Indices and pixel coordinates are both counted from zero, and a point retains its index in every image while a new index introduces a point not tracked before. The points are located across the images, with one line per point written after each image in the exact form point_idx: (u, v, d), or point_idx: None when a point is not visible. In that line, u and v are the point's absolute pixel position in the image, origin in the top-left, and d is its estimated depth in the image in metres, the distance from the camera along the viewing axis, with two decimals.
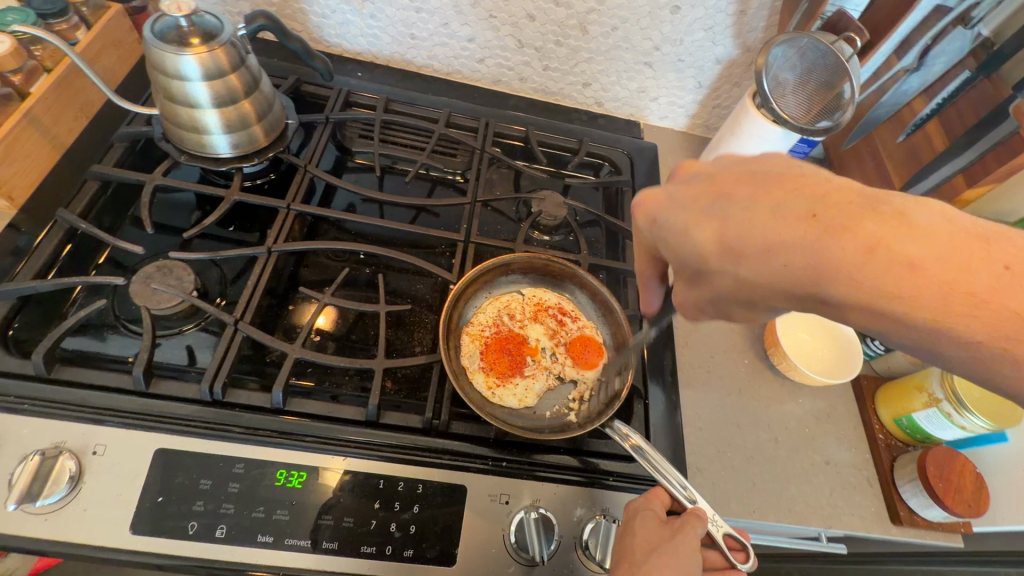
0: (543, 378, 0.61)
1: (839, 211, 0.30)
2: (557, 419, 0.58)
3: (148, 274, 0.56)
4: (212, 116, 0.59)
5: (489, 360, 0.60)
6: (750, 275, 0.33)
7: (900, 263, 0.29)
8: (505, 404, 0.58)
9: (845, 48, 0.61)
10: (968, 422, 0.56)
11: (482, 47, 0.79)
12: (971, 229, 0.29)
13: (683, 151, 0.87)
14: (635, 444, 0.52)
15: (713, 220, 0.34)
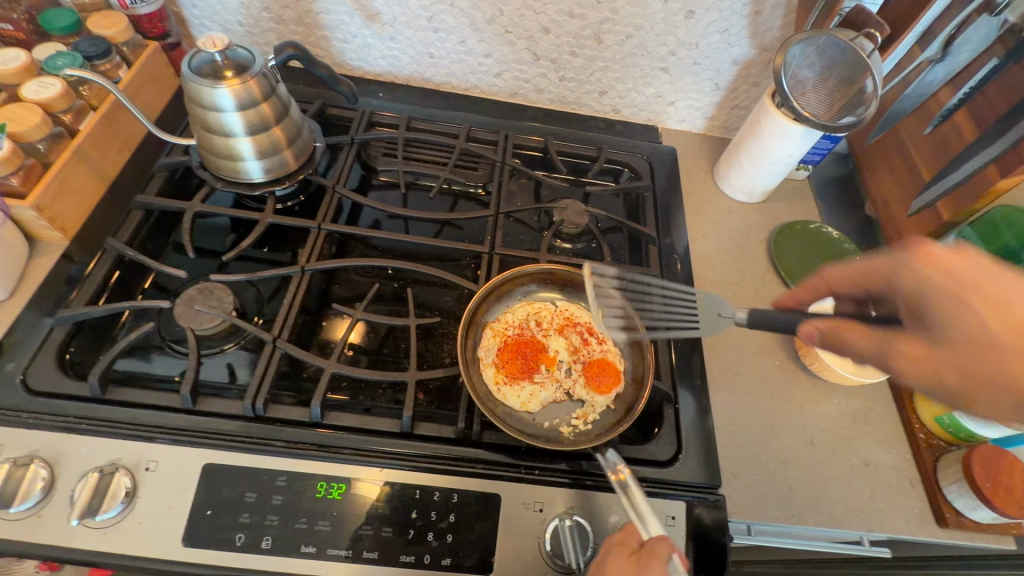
0: (550, 390, 0.59)
1: None
2: (553, 432, 0.57)
3: (191, 296, 0.58)
4: (246, 144, 0.62)
5: (504, 357, 0.60)
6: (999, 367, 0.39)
7: None
8: (507, 403, 0.58)
9: (865, 44, 0.60)
10: None
11: (498, 62, 0.81)
12: None
13: (702, 153, 0.87)
14: (619, 479, 0.50)
15: (998, 306, 0.40)
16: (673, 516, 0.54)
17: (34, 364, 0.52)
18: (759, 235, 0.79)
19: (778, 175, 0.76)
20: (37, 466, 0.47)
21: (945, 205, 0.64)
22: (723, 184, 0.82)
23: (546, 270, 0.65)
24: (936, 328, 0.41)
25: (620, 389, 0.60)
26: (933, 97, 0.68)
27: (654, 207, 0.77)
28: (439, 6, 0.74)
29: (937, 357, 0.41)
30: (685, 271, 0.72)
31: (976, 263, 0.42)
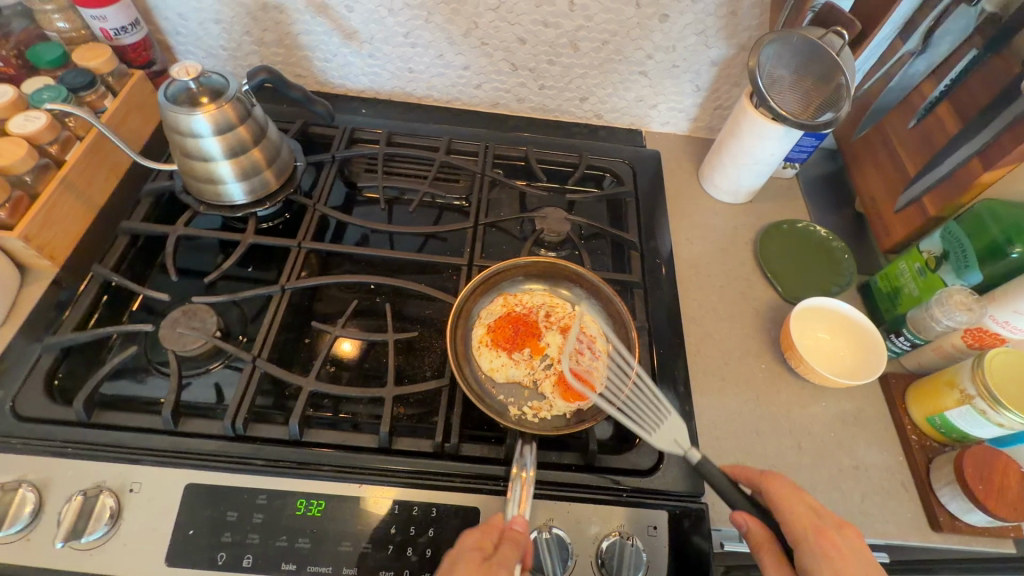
0: (520, 372, 0.61)
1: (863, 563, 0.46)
2: (500, 406, 0.58)
3: (175, 319, 0.60)
4: (225, 167, 0.63)
5: (498, 323, 0.64)
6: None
7: None
8: (479, 361, 0.61)
9: (835, 42, 0.60)
10: (1006, 419, 0.53)
11: (477, 74, 0.81)
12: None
13: (686, 156, 0.86)
14: (522, 477, 0.50)
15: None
16: (654, 526, 0.53)
17: (24, 390, 0.54)
18: (746, 236, 0.78)
19: (760, 174, 0.75)
20: (25, 490, 0.49)
21: (929, 199, 0.63)
22: (708, 184, 0.81)
23: (559, 267, 0.66)
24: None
25: (585, 407, 0.58)
26: (916, 90, 0.67)
27: (636, 212, 0.77)
28: (414, 22, 0.74)
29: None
30: (668, 276, 0.71)
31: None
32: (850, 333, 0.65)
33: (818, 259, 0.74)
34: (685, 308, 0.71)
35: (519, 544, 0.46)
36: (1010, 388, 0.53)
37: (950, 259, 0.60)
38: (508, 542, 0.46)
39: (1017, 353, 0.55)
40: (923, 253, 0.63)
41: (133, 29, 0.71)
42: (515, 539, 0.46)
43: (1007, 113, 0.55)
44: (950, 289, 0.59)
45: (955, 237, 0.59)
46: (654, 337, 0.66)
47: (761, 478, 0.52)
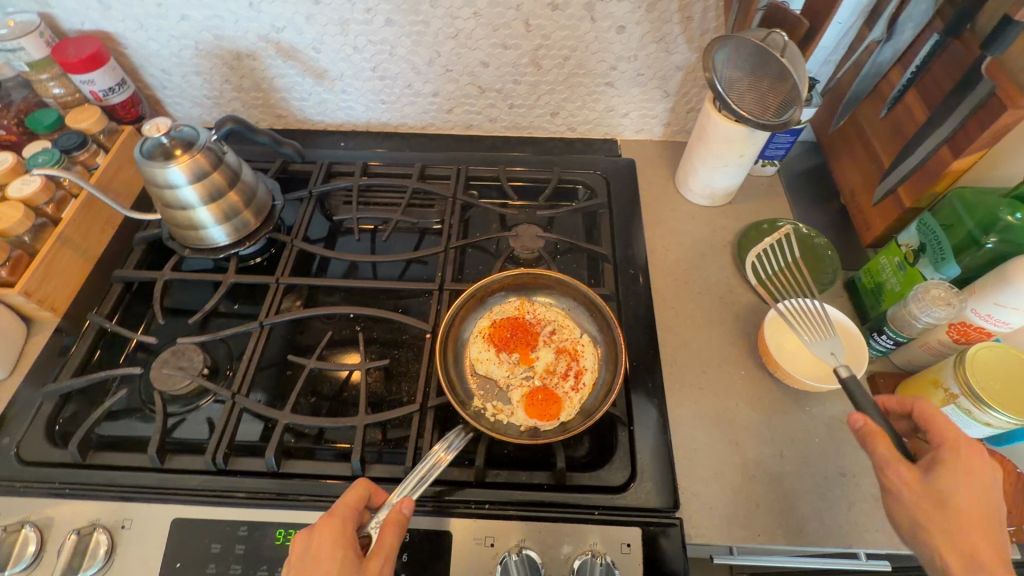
0: (499, 372, 0.61)
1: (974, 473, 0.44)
2: (466, 393, 0.60)
3: (164, 359, 0.63)
4: (203, 213, 0.66)
5: (502, 322, 0.65)
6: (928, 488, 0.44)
7: (939, 496, 0.43)
8: (469, 349, 0.64)
9: (780, 39, 0.56)
10: (993, 418, 0.50)
11: (447, 99, 0.83)
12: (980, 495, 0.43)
13: (663, 161, 0.86)
14: (439, 459, 0.52)
15: (975, 516, 0.42)
16: (628, 543, 0.53)
17: (28, 436, 0.58)
18: (726, 238, 0.77)
19: (734, 174, 0.74)
20: (28, 529, 0.52)
21: (904, 191, 0.61)
22: (684, 189, 0.80)
23: (575, 287, 0.65)
24: (937, 479, 0.44)
25: (543, 426, 0.57)
26: (884, 79, 0.65)
27: (610, 223, 0.76)
28: (379, 56, 0.77)
29: (924, 505, 0.44)
30: (644, 285, 0.71)
31: (994, 518, 0.43)
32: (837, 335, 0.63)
33: (802, 257, 0.72)
34: (663, 317, 0.70)
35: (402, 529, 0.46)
36: (996, 386, 0.50)
37: (926, 252, 0.57)
38: (390, 526, 0.46)
39: (1003, 346, 0.53)
40: (902, 246, 0.61)
41: (120, 89, 0.76)
42: (397, 524, 0.46)
43: (969, 99, 0.53)
44: (927, 284, 0.56)
45: (930, 228, 0.57)
46: (628, 349, 0.65)
47: (912, 401, 0.51)
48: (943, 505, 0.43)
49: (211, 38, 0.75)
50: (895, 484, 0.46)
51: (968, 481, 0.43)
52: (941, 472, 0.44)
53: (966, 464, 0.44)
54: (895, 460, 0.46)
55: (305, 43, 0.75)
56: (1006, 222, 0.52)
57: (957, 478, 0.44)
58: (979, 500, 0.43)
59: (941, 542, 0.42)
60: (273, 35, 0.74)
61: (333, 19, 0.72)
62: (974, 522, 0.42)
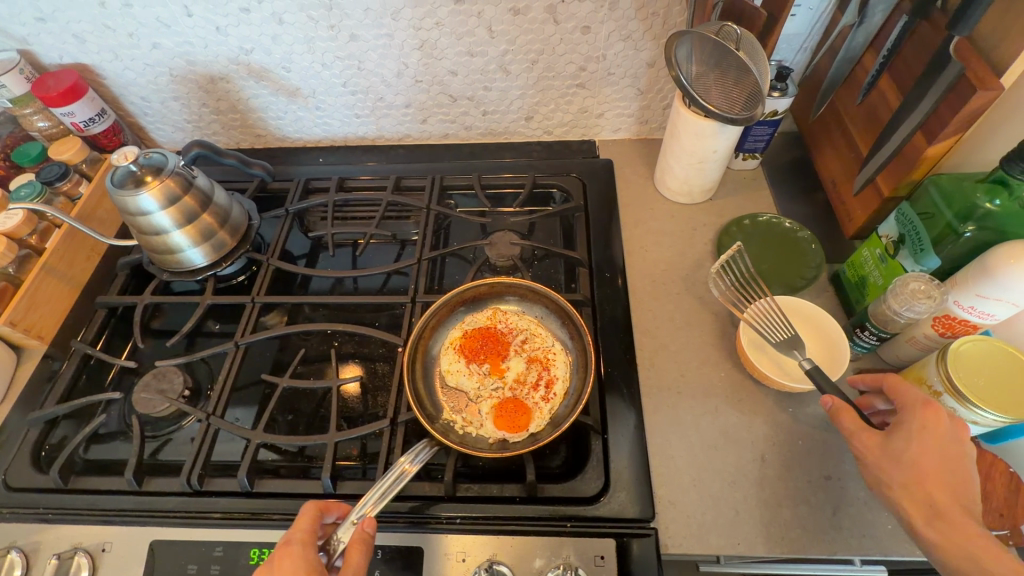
0: (469, 383, 0.61)
1: (943, 438, 0.45)
2: (436, 408, 0.60)
3: (145, 382, 0.64)
4: (179, 236, 0.67)
5: (473, 332, 0.65)
6: (895, 454, 0.46)
7: (901, 460, 0.45)
8: (440, 361, 0.63)
9: (734, 30, 0.56)
10: (980, 417, 0.48)
11: (419, 110, 0.83)
12: (943, 457, 0.45)
13: (641, 159, 0.84)
14: (405, 471, 0.52)
15: (934, 471, 0.44)
16: (602, 555, 0.51)
17: (15, 463, 0.60)
18: (707, 235, 0.75)
19: (712, 170, 0.72)
20: (13, 554, 0.54)
21: (884, 179, 0.59)
22: (662, 187, 0.79)
23: (548, 295, 0.64)
24: (897, 441, 0.46)
25: (511, 438, 0.57)
26: (858, 64, 0.62)
27: (586, 226, 0.75)
28: (348, 71, 0.77)
29: (885, 467, 0.46)
30: (621, 288, 0.69)
31: (956, 472, 0.44)
32: (816, 333, 0.61)
33: (785, 251, 0.70)
34: (641, 320, 0.68)
35: (369, 549, 0.46)
36: (981, 382, 0.48)
37: (905, 244, 0.55)
38: (356, 548, 0.46)
39: (989, 339, 0.50)
40: (882, 238, 0.59)
41: (100, 118, 0.78)
42: (362, 544, 0.46)
43: (939, 82, 0.50)
44: (906, 277, 0.54)
45: (909, 219, 0.55)
46: (603, 354, 0.64)
47: (880, 376, 0.52)
48: (903, 463, 0.45)
49: (184, 64, 0.76)
50: (859, 450, 0.48)
51: (925, 440, 0.45)
52: (905, 435, 0.46)
53: (924, 424, 0.46)
54: (859, 431, 0.48)
55: (274, 63, 0.76)
56: (984, 210, 0.49)
57: (914, 438, 0.46)
58: (938, 457, 0.44)
59: (903, 499, 0.45)
60: (243, 58, 0.75)
61: (299, 37, 0.72)
62: (936, 475, 0.44)
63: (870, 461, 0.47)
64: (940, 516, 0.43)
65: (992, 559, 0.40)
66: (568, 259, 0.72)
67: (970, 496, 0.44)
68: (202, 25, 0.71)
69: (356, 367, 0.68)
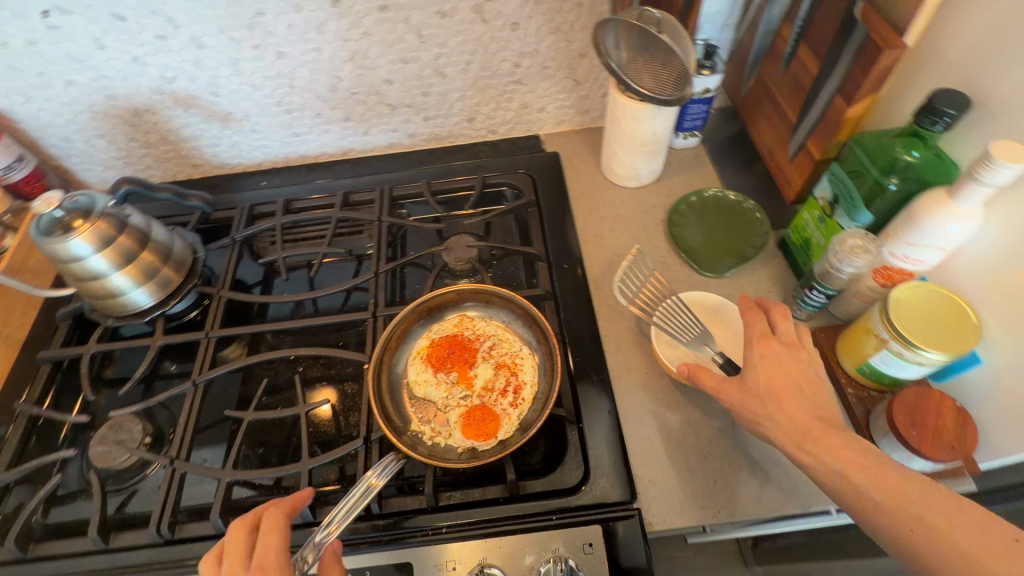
0: (437, 393, 0.61)
1: (782, 368, 0.49)
2: (406, 420, 0.59)
3: (102, 434, 0.61)
4: (120, 278, 0.64)
5: (440, 341, 0.64)
6: (750, 389, 0.49)
7: (755, 395, 0.49)
8: (407, 372, 0.63)
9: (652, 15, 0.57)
10: (923, 358, 0.50)
11: (360, 122, 0.82)
12: (787, 385, 0.48)
13: (587, 149, 0.85)
14: (372, 484, 0.51)
15: (786, 397, 0.47)
16: (590, 542, 0.51)
17: None
18: (658, 216, 0.76)
19: (655, 152, 0.73)
20: None
21: (814, 143, 0.61)
22: (610, 174, 0.80)
23: (511, 299, 0.64)
24: (749, 376, 0.50)
25: (480, 446, 0.57)
26: (778, 36, 0.65)
27: (540, 221, 0.76)
28: (280, 90, 0.75)
29: (750, 404, 0.49)
30: (580, 278, 0.70)
31: (807, 394, 0.48)
32: (726, 325, 0.64)
33: (727, 227, 0.72)
34: (603, 306, 0.69)
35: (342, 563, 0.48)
36: (921, 325, 0.50)
37: (840, 203, 0.58)
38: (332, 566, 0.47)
39: (925, 285, 0.53)
40: (820, 200, 0.61)
41: (20, 165, 0.74)
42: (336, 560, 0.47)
43: (851, 46, 0.53)
44: (844, 234, 0.56)
45: (840, 179, 0.57)
46: (570, 345, 0.64)
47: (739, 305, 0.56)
48: (760, 396, 0.48)
49: (104, 99, 0.73)
50: (726, 398, 0.51)
51: (773, 371, 0.49)
52: (754, 369, 0.50)
53: (762, 352, 0.51)
54: (718, 381, 0.51)
55: (201, 90, 0.74)
56: (904, 162, 0.51)
57: (762, 371, 0.50)
58: (785, 382, 0.48)
59: (775, 437, 0.47)
60: (166, 87, 0.72)
61: (223, 61, 0.70)
62: (789, 396, 0.47)
63: (734, 403, 0.50)
64: (808, 441, 0.45)
65: (857, 468, 0.42)
66: (526, 255, 0.72)
67: (830, 413, 0.47)
68: (117, 57, 0.68)
69: (331, 393, 0.66)
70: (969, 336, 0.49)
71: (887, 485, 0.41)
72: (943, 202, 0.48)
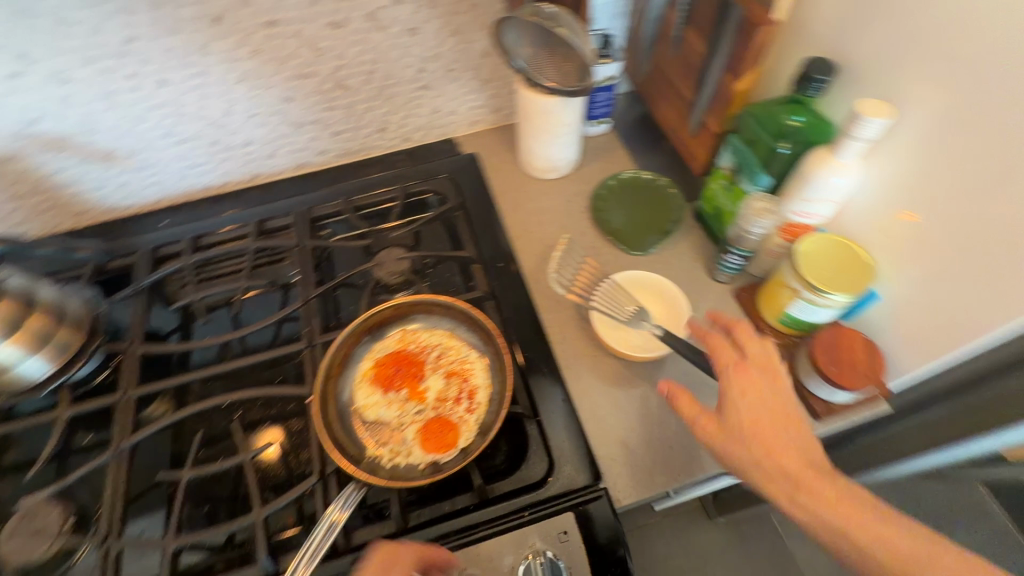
0: (390, 414, 0.59)
1: (767, 409, 0.49)
2: (361, 447, 0.57)
3: (12, 528, 0.55)
4: (5, 350, 0.56)
5: (385, 359, 0.63)
6: (738, 433, 0.48)
7: (744, 440, 0.47)
8: (355, 398, 0.60)
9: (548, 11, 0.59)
10: (830, 301, 0.55)
11: (264, 144, 0.77)
12: (772, 427, 0.48)
13: (504, 147, 0.86)
14: (336, 519, 0.51)
15: (773, 439, 0.47)
16: (564, 531, 0.52)
17: None
18: (582, 203, 0.78)
19: (570, 143, 0.75)
20: None
21: (711, 118, 0.65)
22: (529, 169, 0.81)
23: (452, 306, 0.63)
24: (732, 416, 0.49)
25: (442, 458, 0.56)
26: (665, 20, 0.69)
27: (468, 223, 0.76)
28: (168, 120, 0.69)
29: (735, 448, 0.48)
30: (517, 274, 0.71)
31: (792, 435, 0.47)
32: (660, 297, 0.67)
33: (647, 206, 0.76)
34: (544, 299, 0.70)
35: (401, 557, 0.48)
36: (825, 272, 0.55)
37: (743, 170, 0.63)
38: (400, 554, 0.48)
39: (824, 236, 0.58)
40: (724, 170, 0.67)
41: None
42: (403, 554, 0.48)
43: (730, 24, 0.57)
44: (751, 199, 0.61)
45: (740, 149, 0.62)
46: (517, 341, 0.65)
47: (707, 337, 0.55)
48: (748, 441, 0.47)
49: None
50: (707, 439, 0.49)
51: (756, 409, 0.49)
52: (735, 406, 0.49)
53: (742, 385, 0.50)
54: (700, 418, 0.50)
55: (74, 129, 0.66)
56: (792, 126, 0.56)
57: (746, 410, 0.49)
58: (770, 424, 0.48)
59: (764, 486, 0.46)
60: (29, 130, 0.65)
61: (95, 95, 0.64)
62: (775, 435, 0.47)
63: (717, 445, 0.49)
64: (798, 490, 0.44)
65: (847, 517, 0.42)
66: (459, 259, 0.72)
67: (818, 458, 0.46)
68: None
69: (277, 432, 0.62)
70: (865, 274, 0.55)
71: (870, 528, 0.42)
72: (829, 159, 0.53)
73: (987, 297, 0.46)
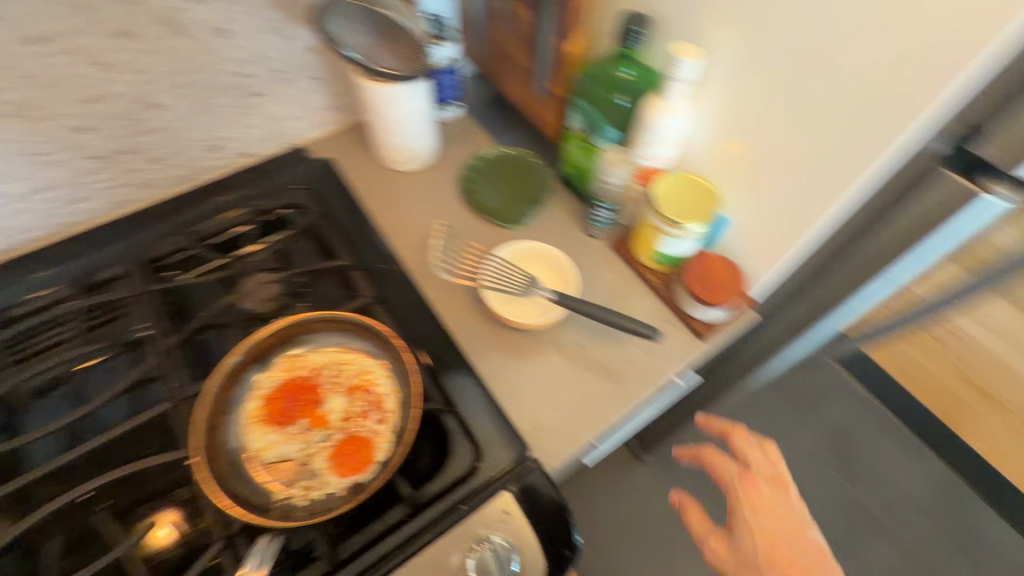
0: (293, 450, 0.53)
1: (771, 521, 0.50)
2: (269, 495, 0.51)
3: None
4: None
5: (273, 394, 0.56)
6: (743, 548, 0.49)
7: (751, 556, 0.48)
8: (248, 444, 0.54)
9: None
10: (690, 232, 0.61)
11: (65, 186, 0.65)
12: (771, 534, 0.49)
13: (358, 146, 0.81)
14: None
15: (778, 547, 0.48)
16: (505, 510, 0.52)
17: None
18: (452, 189, 0.77)
19: (426, 130, 0.73)
20: None
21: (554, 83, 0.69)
22: (389, 163, 0.77)
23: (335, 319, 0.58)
24: (739, 535, 0.50)
25: (362, 478, 0.52)
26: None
27: (337, 231, 0.71)
28: None
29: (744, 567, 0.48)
30: (401, 272, 0.67)
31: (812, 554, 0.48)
32: (546, 262, 0.69)
33: (515, 179, 0.77)
34: (433, 290, 0.68)
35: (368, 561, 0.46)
36: (680, 207, 0.61)
37: (592, 127, 0.66)
38: None
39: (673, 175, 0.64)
40: (576, 131, 0.69)
41: None
42: None
43: None
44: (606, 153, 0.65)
45: (586, 107, 0.66)
46: (416, 338, 0.62)
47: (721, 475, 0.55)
48: (753, 557, 0.48)
49: None
50: (718, 561, 0.51)
51: (765, 522, 0.50)
52: (745, 526, 0.50)
53: (754, 508, 0.51)
54: (714, 545, 0.51)
55: None
56: (626, 79, 0.60)
57: (751, 524, 0.50)
58: (782, 538, 0.49)
59: None
60: None
61: None
62: (778, 543, 0.48)
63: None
64: None
65: None
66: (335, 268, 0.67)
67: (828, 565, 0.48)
68: None
69: (177, 512, 0.53)
70: (712, 201, 0.61)
71: None
72: (662, 103, 0.58)
73: (809, 197, 0.53)
